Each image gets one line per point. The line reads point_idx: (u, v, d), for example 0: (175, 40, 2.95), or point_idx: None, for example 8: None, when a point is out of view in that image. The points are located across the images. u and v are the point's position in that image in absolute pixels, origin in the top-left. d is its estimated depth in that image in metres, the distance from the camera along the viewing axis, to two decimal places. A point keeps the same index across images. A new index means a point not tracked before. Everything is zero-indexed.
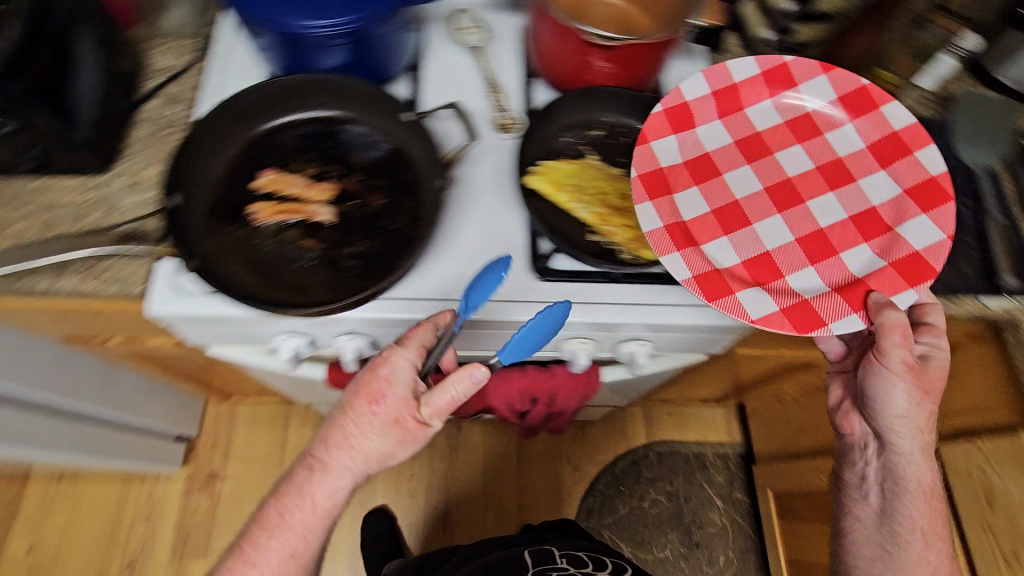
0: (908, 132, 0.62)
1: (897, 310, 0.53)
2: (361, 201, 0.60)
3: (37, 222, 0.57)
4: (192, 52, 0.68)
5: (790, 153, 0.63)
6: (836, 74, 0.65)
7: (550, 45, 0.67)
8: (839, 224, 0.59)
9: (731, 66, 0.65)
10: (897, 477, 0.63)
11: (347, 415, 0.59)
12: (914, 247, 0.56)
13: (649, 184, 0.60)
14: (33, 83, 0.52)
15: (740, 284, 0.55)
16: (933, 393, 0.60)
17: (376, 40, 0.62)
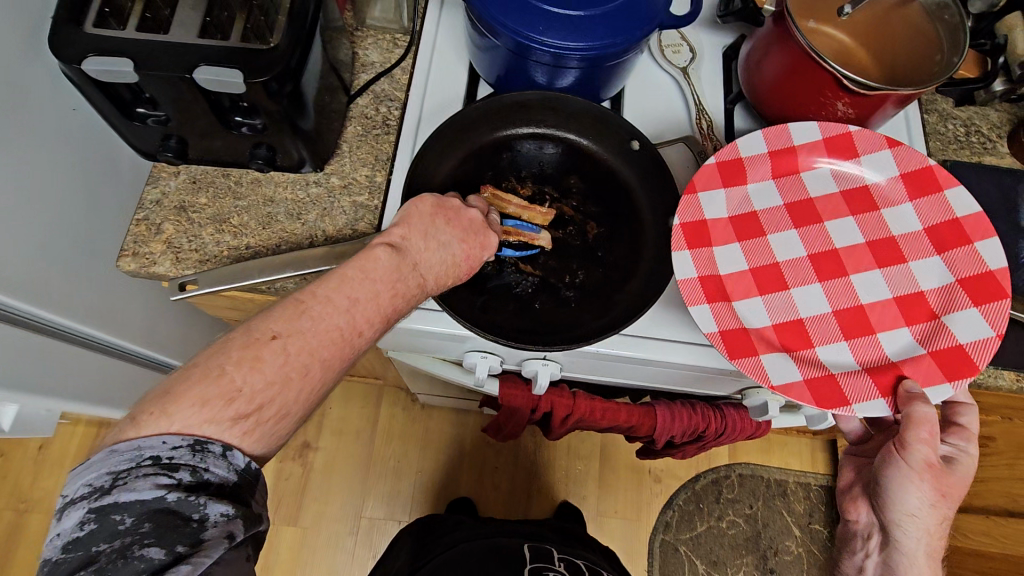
0: (970, 221, 0.53)
1: (927, 403, 0.47)
2: (577, 228, 0.59)
3: (257, 216, 0.57)
4: (401, 48, 0.67)
5: (842, 225, 0.56)
6: (903, 149, 0.57)
7: (776, 79, 0.61)
8: (880, 304, 0.53)
9: (794, 126, 0.57)
10: (898, 572, 0.55)
11: (451, 271, 0.51)
12: (957, 339, 0.49)
13: (691, 233, 0.54)
14: (291, 90, 0.49)
15: (766, 348, 0.50)
16: (952, 497, 0.53)
17: (617, 66, 0.57)
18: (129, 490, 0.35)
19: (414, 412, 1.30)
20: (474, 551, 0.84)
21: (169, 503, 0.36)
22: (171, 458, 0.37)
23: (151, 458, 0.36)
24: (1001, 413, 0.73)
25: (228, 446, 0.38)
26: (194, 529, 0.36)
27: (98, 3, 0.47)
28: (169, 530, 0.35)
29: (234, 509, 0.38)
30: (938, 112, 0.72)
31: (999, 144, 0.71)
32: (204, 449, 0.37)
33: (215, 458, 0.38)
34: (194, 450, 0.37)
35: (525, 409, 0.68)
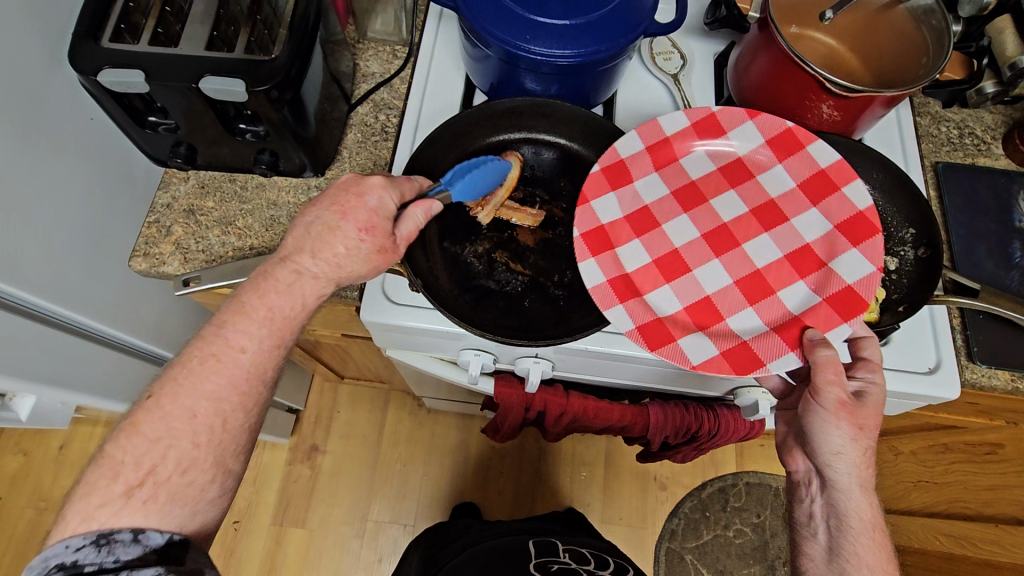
0: (834, 169, 0.57)
1: (829, 345, 0.49)
2: (566, 229, 0.60)
3: (261, 219, 0.61)
4: (401, 58, 0.71)
5: (725, 199, 0.58)
6: (764, 117, 0.60)
7: (763, 81, 0.62)
8: (774, 265, 0.55)
9: (662, 119, 0.59)
10: (841, 510, 0.53)
11: (329, 237, 0.49)
12: (847, 281, 0.53)
13: (592, 239, 0.55)
14: (291, 98, 0.52)
15: (682, 331, 0.52)
16: (872, 427, 0.51)
17: (603, 71, 0.59)
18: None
19: (421, 417, 1.32)
20: (482, 553, 0.84)
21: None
22: (77, 560, 0.41)
23: (59, 565, 0.40)
24: (1004, 418, 0.72)
25: (137, 531, 0.43)
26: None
27: (115, 20, 0.51)
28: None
29: (161, 571, 0.42)
30: (931, 114, 0.73)
31: (992, 145, 0.71)
32: (110, 540, 0.42)
33: (124, 545, 0.42)
34: (99, 545, 0.42)
35: (519, 408, 0.70)
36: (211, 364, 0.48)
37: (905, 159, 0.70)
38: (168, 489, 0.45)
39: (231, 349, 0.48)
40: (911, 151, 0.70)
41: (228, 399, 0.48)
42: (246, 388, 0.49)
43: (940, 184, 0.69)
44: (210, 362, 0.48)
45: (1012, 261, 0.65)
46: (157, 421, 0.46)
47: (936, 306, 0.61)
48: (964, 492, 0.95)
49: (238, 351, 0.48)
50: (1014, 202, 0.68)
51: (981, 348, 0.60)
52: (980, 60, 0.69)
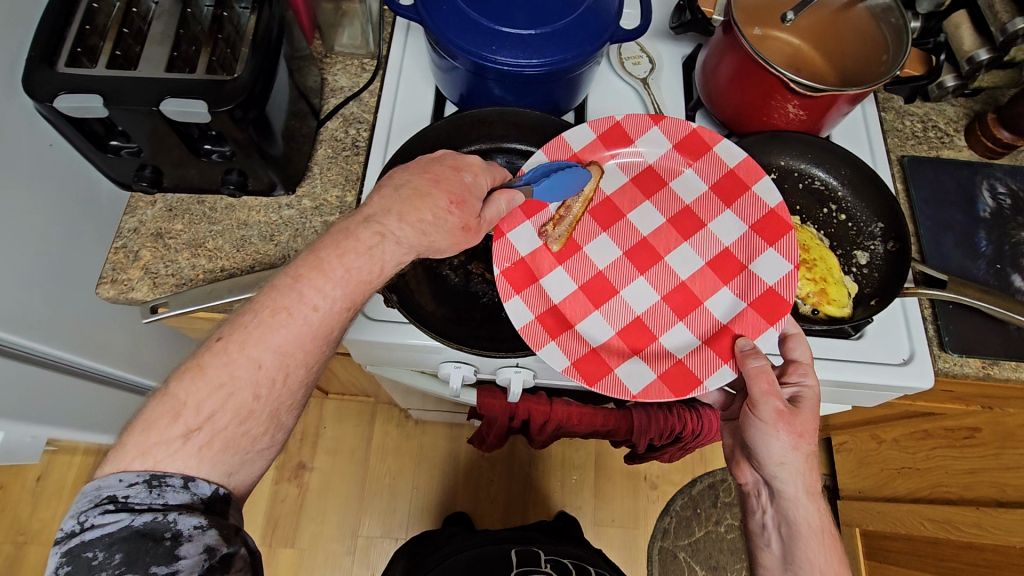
0: (742, 168, 0.58)
1: (759, 356, 0.51)
2: None
3: (232, 240, 0.60)
4: (369, 72, 0.70)
5: (643, 211, 0.58)
6: (668, 122, 0.60)
7: (729, 82, 0.63)
8: (698, 275, 0.57)
9: (567, 135, 0.58)
10: (790, 518, 0.52)
11: (416, 201, 0.47)
12: (765, 284, 0.55)
13: (515, 276, 0.54)
14: (255, 117, 0.51)
15: (618, 359, 0.53)
16: (811, 431, 0.51)
17: (571, 79, 0.59)
18: (93, 525, 0.37)
19: (409, 429, 1.31)
20: (462, 564, 0.84)
21: (136, 527, 0.37)
22: (127, 495, 0.38)
23: (109, 497, 0.38)
24: (980, 402, 0.73)
25: (187, 478, 0.40)
26: (168, 547, 0.37)
27: (71, 44, 0.50)
28: (142, 553, 0.37)
29: (206, 523, 0.39)
30: (896, 110, 0.75)
31: (954, 137, 0.73)
32: (160, 483, 0.39)
33: (174, 491, 0.39)
34: (151, 486, 0.38)
35: (503, 417, 0.69)
36: (285, 317, 0.44)
37: (871, 153, 0.71)
38: (224, 437, 0.41)
39: (307, 304, 0.44)
40: (877, 146, 0.71)
41: (295, 353, 0.44)
42: (315, 345, 0.45)
43: (907, 177, 0.70)
44: None
45: (979, 250, 0.66)
46: (226, 364, 0.42)
47: (908, 299, 0.62)
48: (946, 476, 0.96)
49: (313, 308, 0.45)
50: (978, 193, 0.69)
51: (952, 337, 0.62)
52: (939, 55, 0.70)
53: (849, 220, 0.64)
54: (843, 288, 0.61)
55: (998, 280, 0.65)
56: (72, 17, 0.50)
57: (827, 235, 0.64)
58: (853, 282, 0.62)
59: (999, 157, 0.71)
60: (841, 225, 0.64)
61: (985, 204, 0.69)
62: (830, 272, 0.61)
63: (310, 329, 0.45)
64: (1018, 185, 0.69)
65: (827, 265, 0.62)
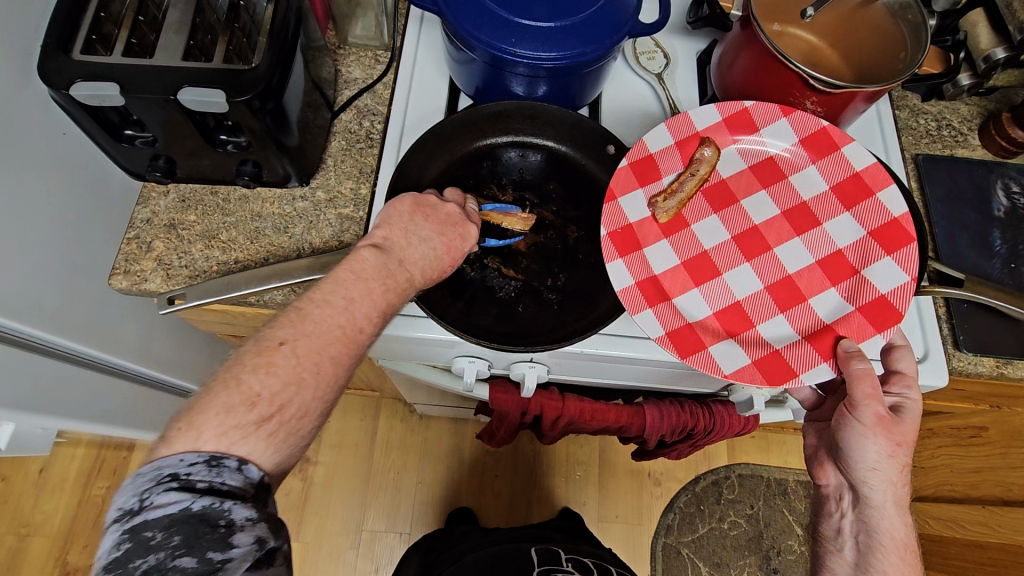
0: (868, 173, 0.58)
1: (865, 359, 0.50)
2: (557, 233, 0.60)
3: (246, 231, 0.59)
4: (383, 64, 0.70)
5: (756, 201, 0.58)
6: (796, 116, 0.60)
7: (747, 78, 0.63)
8: (807, 271, 0.56)
9: (694, 114, 0.59)
10: (872, 527, 0.54)
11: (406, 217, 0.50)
12: (880, 289, 0.53)
13: (620, 240, 0.55)
14: (272, 108, 0.51)
15: (712, 338, 0.52)
16: (909, 443, 0.53)
17: (589, 72, 0.59)
18: (155, 505, 0.36)
19: (413, 423, 1.31)
20: (482, 559, 0.84)
21: (195, 511, 0.36)
22: (190, 473, 0.37)
23: (171, 475, 0.37)
24: (990, 402, 0.73)
25: (243, 460, 0.40)
26: (223, 533, 0.36)
27: (86, 31, 0.49)
28: (197, 538, 0.36)
29: (256, 514, 0.38)
30: (910, 108, 0.74)
31: (969, 136, 0.73)
32: (221, 464, 0.38)
33: (231, 473, 0.39)
34: (212, 464, 0.38)
35: (516, 413, 0.69)
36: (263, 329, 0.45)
37: (886, 151, 0.71)
38: (288, 428, 0.42)
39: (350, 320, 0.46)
40: (891, 144, 0.71)
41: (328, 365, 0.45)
42: (333, 336, 0.45)
43: (922, 175, 0.70)
44: None
45: (993, 249, 0.66)
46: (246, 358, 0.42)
47: (924, 298, 0.62)
48: (951, 475, 0.96)
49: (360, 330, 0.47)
50: (992, 192, 0.69)
51: (966, 336, 0.62)
52: (957, 54, 0.69)
53: None
54: None
55: (1012, 279, 0.65)
56: (87, 3, 0.50)
57: None
58: None
59: (1013, 156, 0.71)
60: None
61: (999, 203, 0.69)
62: None
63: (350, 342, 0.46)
64: None
65: None
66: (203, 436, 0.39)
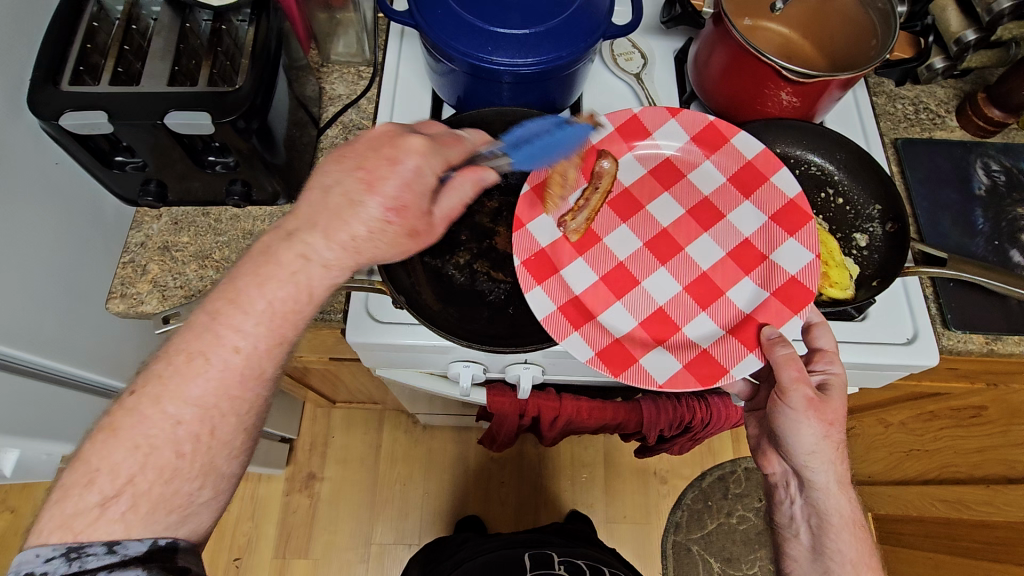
0: (760, 159, 0.60)
1: (786, 343, 0.52)
2: None
3: (238, 249, 0.60)
4: (366, 79, 0.71)
5: (662, 204, 0.61)
6: (684, 116, 0.63)
7: (723, 76, 0.64)
8: (718, 264, 0.58)
9: (586, 128, 0.61)
10: (822, 509, 0.58)
11: (347, 214, 0.45)
12: (788, 271, 0.56)
13: (535, 267, 0.55)
14: (258, 127, 0.52)
15: (642, 349, 0.53)
16: (839, 421, 0.56)
17: (564, 76, 0.60)
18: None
19: (416, 433, 1.31)
20: (476, 569, 0.86)
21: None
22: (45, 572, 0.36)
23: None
24: (985, 380, 0.74)
25: (111, 542, 0.38)
26: None
27: (74, 63, 0.50)
28: None
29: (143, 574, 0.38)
30: (887, 93, 0.76)
31: (947, 118, 0.74)
32: (81, 554, 0.38)
33: (97, 558, 0.38)
34: (69, 558, 0.37)
35: (513, 415, 0.70)
36: (216, 359, 0.43)
37: (864, 136, 0.72)
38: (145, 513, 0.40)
39: (227, 346, 0.43)
40: (869, 130, 0.72)
41: (220, 401, 0.43)
42: None
43: (902, 158, 0.71)
44: (199, 359, 0.43)
45: (976, 228, 0.67)
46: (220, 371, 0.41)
47: (909, 278, 0.63)
48: (954, 456, 0.95)
49: (233, 349, 0.44)
50: (972, 171, 0.70)
51: (954, 314, 0.62)
52: (926, 38, 0.72)
53: (846, 204, 0.65)
54: (845, 271, 0.61)
55: (997, 256, 0.65)
56: (74, 36, 0.51)
57: (826, 218, 0.65)
58: (854, 264, 0.63)
59: (991, 135, 0.72)
60: (838, 210, 0.65)
61: (980, 182, 0.70)
62: (832, 255, 0.62)
63: (235, 373, 0.44)
64: (1011, 162, 0.71)
65: (829, 248, 0.62)
66: (47, 532, 0.38)
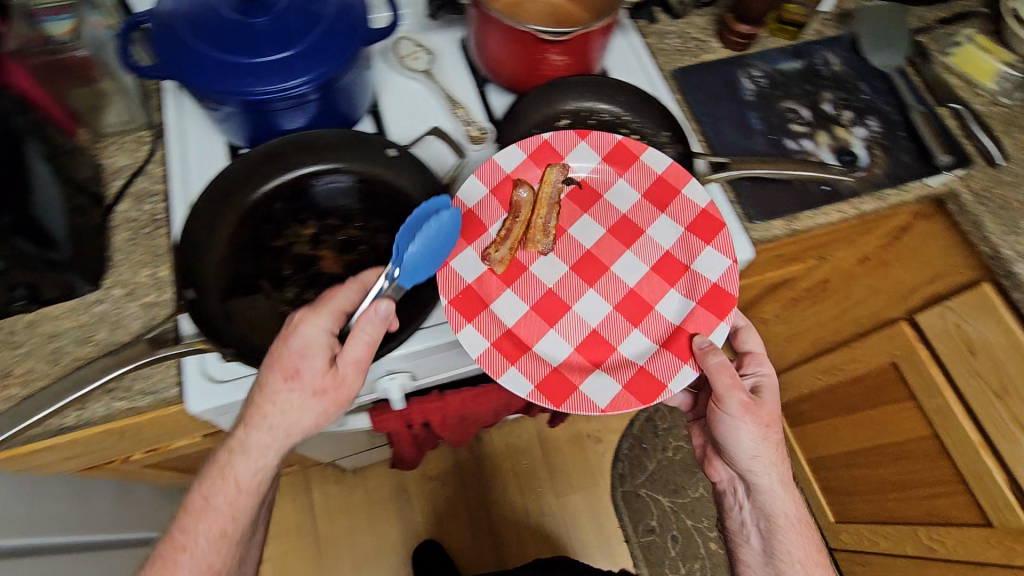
0: (670, 172, 0.65)
1: (717, 350, 0.58)
2: (368, 245, 0.61)
3: (43, 356, 0.55)
4: (148, 143, 0.68)
5: (582, 226, 0.65)
6: (594, 135, 0.66)
7: (501, 54, 0.68)
8: (644, 280, 0.63)
9: (499, 158, 0.65)
10: (769, 512, 0.68)
11: (263, 401, 0.51)
12: (710, 279, 0.62)
13: (464, 305, 0.59)
14: (11, 223, 0.48)
15: (580, 375, 0.59)
16: (772, 421, 0.65)
17: (341, 90, 0.61)
18: None
19: (348, 481, 1.28)
20: None
21: None
22: None
23: None
24: (811, 257, 0.83)
25: None
26: None
27: None
28: None
29: None
30: (656, 33, 0.82)
31: (711, 41, 0.82)
32: None
33: None
34: None
35: (403, 427, 0.70)
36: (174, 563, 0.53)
37: (641, 75, 0.78)
38: None
39: (181, 551, 0.53)
40: (648, 69, 0.78)
41: None
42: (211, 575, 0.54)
43: (679, 85, 0.78)
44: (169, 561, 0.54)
45: (753, 128, 0.75)
46: None
47: (710, 186, 0.69)
48: (818, 330, 1.07)
49: (185, 550, 0.54)
50: (739, 82, 0.78)
51: (755, 209, 0.69)
52: None
53: (641, 137, 0.70)
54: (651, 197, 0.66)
55: (775, 147, 0.74)
56: None
57: None
58: None
59: (749, 48, 0.81)
60: None
61: (748, 89, 0.78)
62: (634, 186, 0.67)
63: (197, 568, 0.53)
64: (768, 66, 0.79)
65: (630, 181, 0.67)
66: None
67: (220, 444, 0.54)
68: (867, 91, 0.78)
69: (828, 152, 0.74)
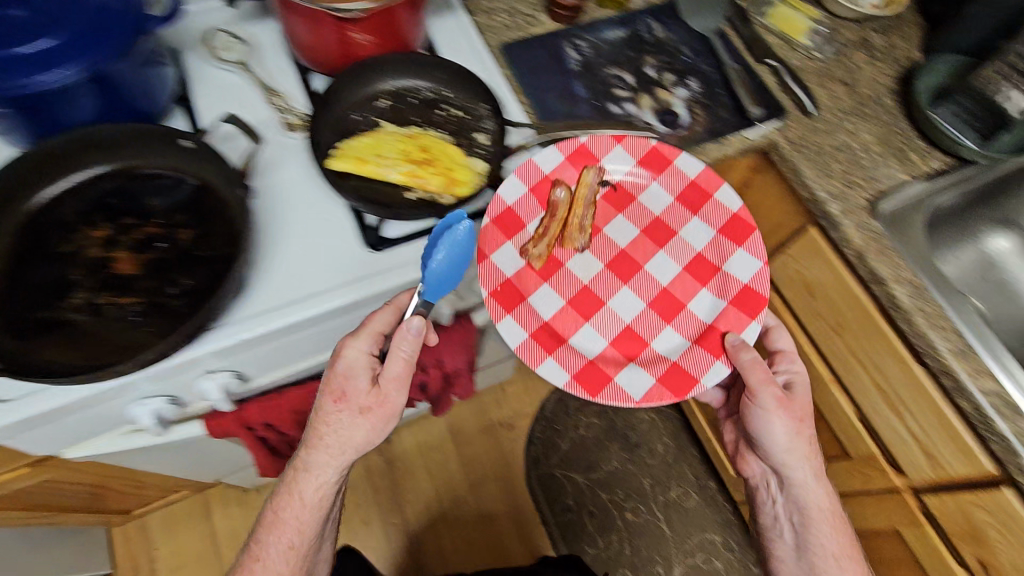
0: (703, 177, 0.67)
1: (749, 348, 0.59)
2: (168, 241, 0.58)
3: None
4: None
5: (618, 225, 0.67)
6: (629, 140, 0.69)
7: (305, 37, 0.67)
8: (677, 278, 0.65)
9: (537, 160, 0.66)
10: (802, 505, 0.68)
11: (325, 420, 0.59)
12: (741, 280, 0.63)
13: (503, 297, 0.61)
14: None
15: (615, 367, 0.60)
16: (806, 416, 0.66)
17: (122, 79, 0.58)
18: None
19: (249, 501, 1.23)
20: None
21: None
22: None
23: None
24: None
25: None
26: None
27: None
28: None
29: None
30: (484, 10, 0.82)
31: (539, 14, 0.82)
32: None
33: None
34: None
35: (243, 431, 0.69)
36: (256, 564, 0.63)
37: (469, 52, 0.77)
38: None
39: (262, 556, 0.63)
40: (476, 44, 0.78)
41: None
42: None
43: (506, 60, 0.78)
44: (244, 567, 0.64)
45: (577, 96, 0.76)
46: None
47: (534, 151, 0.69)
48: None
49: (256, 559, 0.64)
50: (565, 52, 0.79)
51: None
52: None
53: (462, 112, 0.70)
54: (469, 170, 0.65)
55: (598, 113, 0.75)
56: None
57: (450, 131, 0.69)
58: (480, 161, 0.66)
59: (575, 19, 0.82)
60: (457, 120, 0.69)
61: (573, 59, 0.79)
62: (452, 160, 0.66)
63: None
64: (592, 36, 0.81)
65: (448, 155, 0.66)
66: None
67: (288, 465, 0.63)
68: (686, 54, 0.81)
69: (649, 114, 0.76)
